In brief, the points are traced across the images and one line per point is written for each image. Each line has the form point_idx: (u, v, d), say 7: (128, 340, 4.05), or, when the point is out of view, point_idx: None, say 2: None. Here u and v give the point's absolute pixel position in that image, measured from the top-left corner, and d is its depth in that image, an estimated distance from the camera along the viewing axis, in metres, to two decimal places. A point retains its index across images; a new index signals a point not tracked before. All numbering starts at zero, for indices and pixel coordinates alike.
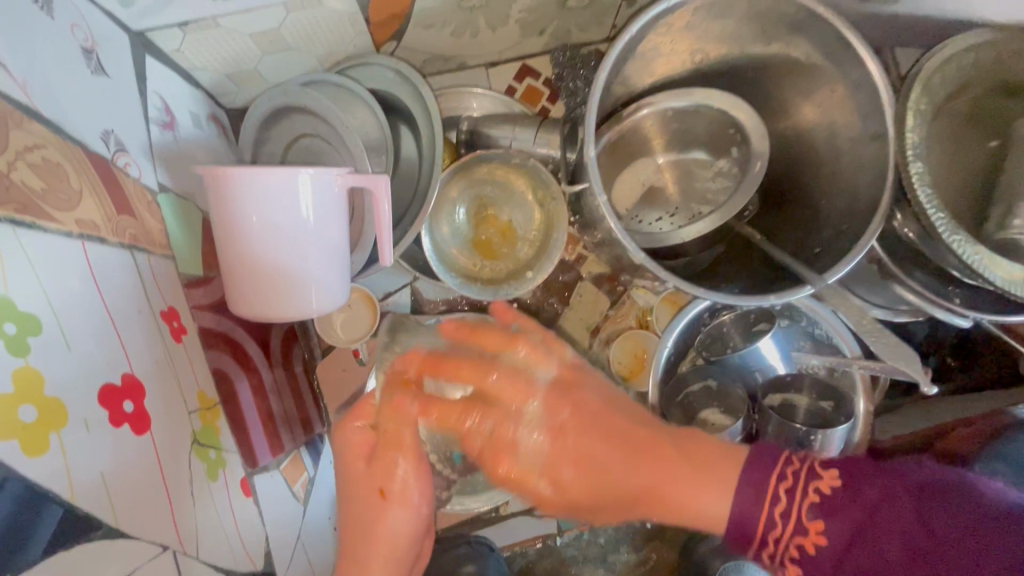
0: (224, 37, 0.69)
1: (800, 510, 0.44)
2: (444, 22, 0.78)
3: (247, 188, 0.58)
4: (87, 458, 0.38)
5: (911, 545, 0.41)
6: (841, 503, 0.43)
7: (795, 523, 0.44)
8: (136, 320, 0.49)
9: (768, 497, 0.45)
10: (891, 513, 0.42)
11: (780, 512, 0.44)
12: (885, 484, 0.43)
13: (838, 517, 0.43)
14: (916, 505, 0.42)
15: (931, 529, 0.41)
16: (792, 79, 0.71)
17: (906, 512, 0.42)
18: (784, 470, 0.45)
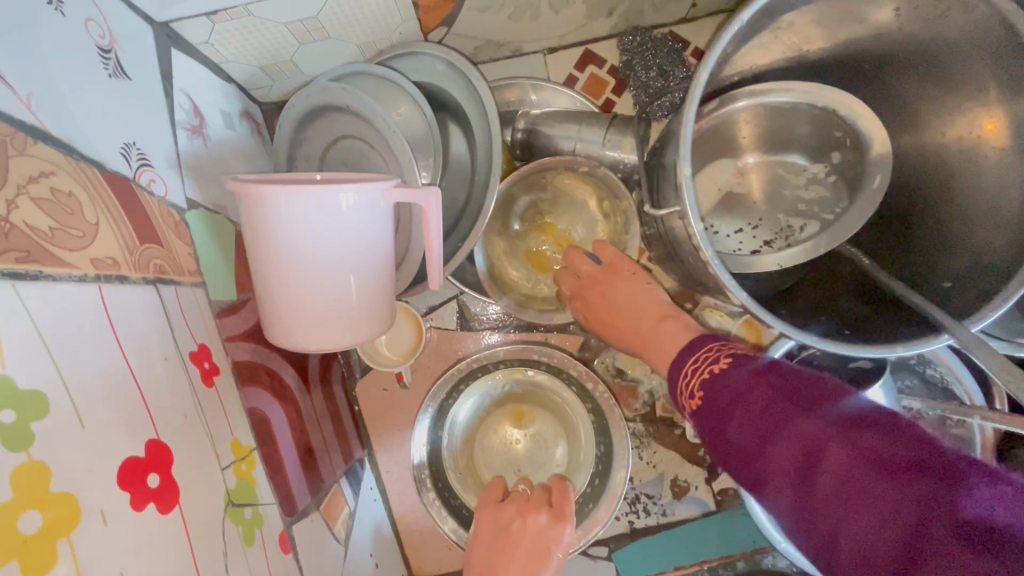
0: (256, 26, 0.62)
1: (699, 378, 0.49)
2: (501, 4, 0.67)
3: (284, 208, 0.50)
4: (103, 560, 0.32)
5: (780, 427, 0.41)
6: (736, 385, 0.46)
7: (688, 389, 0.50)
8: (162, 370, 0.43)
9: (686, 367, 0.51)
10: (777, 399, 0.42)
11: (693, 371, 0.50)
12: (796, 383, 0.43)
13: (719, 390, 0.47)
14: (808, 406, 0.41)
15: (800, 427, 0.40)
16: (925, 73, 0.58)
17: (794, 414, 0.41)
18: (703, 349, 0.51)
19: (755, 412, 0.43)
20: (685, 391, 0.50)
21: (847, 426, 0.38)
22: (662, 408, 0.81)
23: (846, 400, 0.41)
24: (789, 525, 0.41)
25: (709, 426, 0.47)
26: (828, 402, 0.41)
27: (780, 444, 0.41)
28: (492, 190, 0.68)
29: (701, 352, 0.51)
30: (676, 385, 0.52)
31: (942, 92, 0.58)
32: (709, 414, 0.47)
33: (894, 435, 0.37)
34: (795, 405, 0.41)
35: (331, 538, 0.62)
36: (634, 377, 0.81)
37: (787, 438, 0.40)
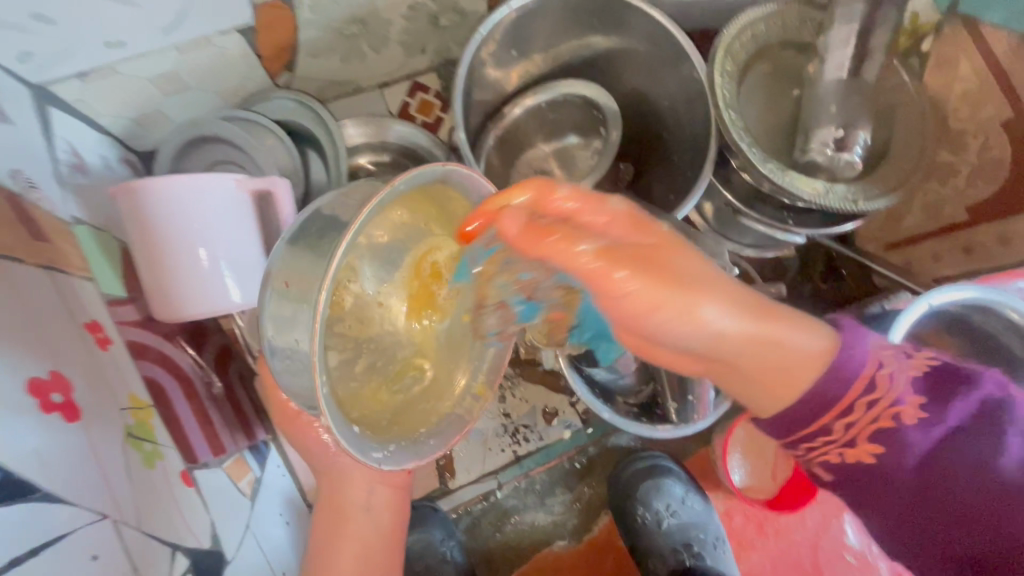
0: (125, 82, 0.76)
1: (874, 406, 0.47)
2: (329, 49, 0.88)
3: (163, 198, 0.67)
4: (19, 435, 0.42)
5: (959, 500, 0.48)
6: (929, 418, 0.47)
7: (847, 432, 0.48)
8: (59, 329, 0.54)
9: (821, 417, 0.48)
10: (986, 454, 0.47)
11: (873, 400, 0.47)
12: (936, 443, 0.48)
13: (905, 441, 0.47)
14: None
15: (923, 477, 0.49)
16: (631, 62, 0.83)
17: (956, 461, 0.48)
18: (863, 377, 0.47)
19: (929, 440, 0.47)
20: (851, 429, 0.48)
21: (938, 451, 0.48)
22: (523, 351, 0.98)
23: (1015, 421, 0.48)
24: (938, 555, 0.50)
25: (916, 438, 0.47)
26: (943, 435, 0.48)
27: (949, 526, 0.48)
28: None
29: (849, 379, 0.46)
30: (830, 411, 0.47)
31: (642, 73, 0.83)
32: (896, 503, 0.50)
33: None
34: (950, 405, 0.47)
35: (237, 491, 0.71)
36: None
37: (930, 489, 0.48)
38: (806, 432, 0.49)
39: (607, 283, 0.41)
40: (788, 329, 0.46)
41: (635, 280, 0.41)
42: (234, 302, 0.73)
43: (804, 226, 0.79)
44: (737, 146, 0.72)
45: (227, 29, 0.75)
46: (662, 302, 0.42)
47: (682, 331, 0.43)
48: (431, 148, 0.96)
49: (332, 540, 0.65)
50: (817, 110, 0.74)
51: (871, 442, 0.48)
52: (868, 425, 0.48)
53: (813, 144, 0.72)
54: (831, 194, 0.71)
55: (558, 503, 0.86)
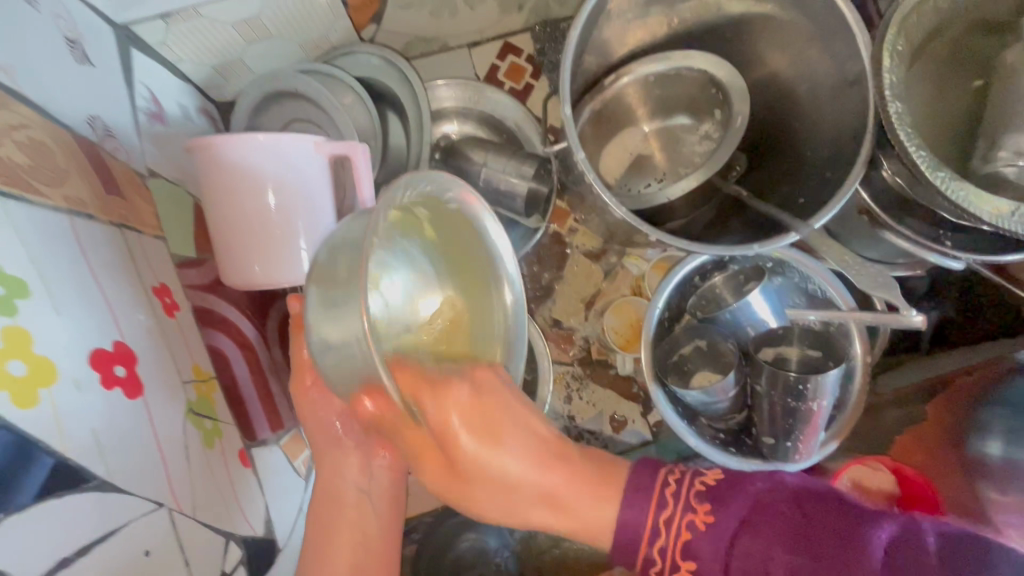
0: (206, 27, 0.71)
1: (686, 507, 0.45)
2: (421, 1, 0.79)
3: (234, 156, 0.61)
4: (78, 415, 0.39)
5: (784, 537, 0.41)
6: (726, 496, 0.44)
7: (684, 509, 0.45)
8: (125, 291, 0.50)
9: (654, 500, 0.46)
10: (765, 516, 0.42)
11: (667, 515, 0.45)
12: (767, 485, 0.44)
13: (733, 498, 0.44)
14: (797, 517, 0.42)
15: (793, 523, 0.41)
16: (770, 35, 0.71)
17: (771, 506, 0.43)
18: (667, 474, 0.47)
19: (754, 513, 0.43)
20: (673, 522, 0.44)
21: (804, 494, 0.43)
22: (597, 351, 0.89)
23: (813, 490, 0.44)
24: None
25: (710, 550, 0.43)
26: (892, 526, 0.40)
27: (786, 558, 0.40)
28: (424, 162, 0.78)
29: (655, 487, 0.46)
30: (650, 531, 0.45)
31: (787, 54, 0.71)
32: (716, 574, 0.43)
33: (839, 509, 0.42)
34: (746, 485, 0.45)
35: (292, 470, 0.69)
36: (570, 326, 0.89)
37: (773, 539, 0.41)
38: None
39: (434, 384, 0.42)
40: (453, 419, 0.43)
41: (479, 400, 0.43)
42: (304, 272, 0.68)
43: (965, 250, 0.65)
44: (904, 148, 0.58)
45: None
46: (500, 442, 0.44)
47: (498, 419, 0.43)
48: (522, 125, 0.87)
49: (326, 536, 0.55)
50: (1008, 111, 0.59)
51: (681, 555, 0.44)
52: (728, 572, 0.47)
53: (1002, 151, 0.59)
54: (1017, 217, 0.57)
55: None
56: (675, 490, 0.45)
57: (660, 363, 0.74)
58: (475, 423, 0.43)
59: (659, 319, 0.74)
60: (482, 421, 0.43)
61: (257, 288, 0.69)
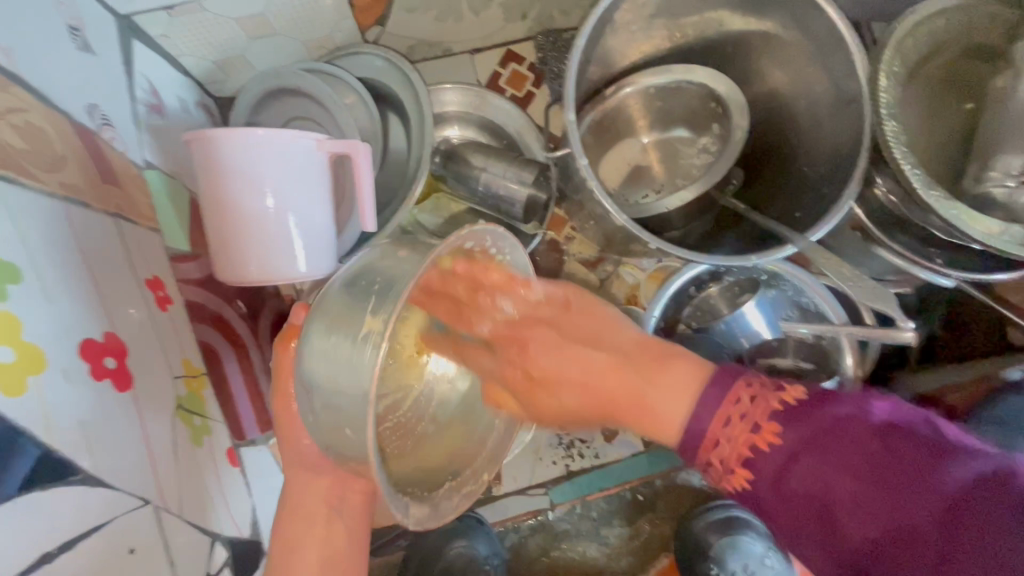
0: (209, 22, 0.71)
1: (745, 415, 0.44)
2: (426, 5, 0.79)
3: (234, 150, 0.60)
4: (66, 405, 0.38)
5: (851, 464, 0.40)
6: (805, 414, 0.42)
7: (750, 426, 0.43)
8: (118, 281, 0.49)
9: (730, 399, 0.45)
10: (842, 429, 0.41)
11: (726, 418, 0.44)
12: (851, 412, 0.42)
13: (796, 421, 0.42)
14: (883, 443, 0.40)
15: (869, 452, 0.40)
16: (769, 52, 0.72)
17: (850, 423, 0.41)
18: (748, 387, 0.44)
19: (827, 433, 0.41)
20: (739, 435, 0.43)
21: (888, 432, 0.40)
22: None
23: (906, 422, 0.41)
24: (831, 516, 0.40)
25: (773, 460, 0.42)
26: (982, 463, 0.38)
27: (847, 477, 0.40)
28: (424, 165, 0.78)
29: (742, 389, 0.45)
30: (711, 441, 0.45)
31: (786, 71, 0.72)
32: (772, 466, 0.42)
33: (926, 443, 0.39)
34: (825, 406, 0.42)
35: (279, 473, 0.68)
36: None
37: (839, 466, 0.40)
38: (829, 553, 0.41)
39: None
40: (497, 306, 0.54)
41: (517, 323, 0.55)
42: (299, 270, 0.67)
43: (955, 268, 0.67)
44: (899, 166, 0.59)
45: None
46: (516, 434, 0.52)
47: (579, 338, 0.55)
48: (522, 131, 0.87)
49: (294, 546, 0.53)
50: (999, 133, 0.61)
51: (741, 463, 0.43)
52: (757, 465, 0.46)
53: (993, 173, 0.61)
54: (1006, 237, 0.58)
55: (613, 535, 0.84)
56: (756, 397, 0.44)
57: None
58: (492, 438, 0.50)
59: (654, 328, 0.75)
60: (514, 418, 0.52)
61: (250, 285, 0.68)
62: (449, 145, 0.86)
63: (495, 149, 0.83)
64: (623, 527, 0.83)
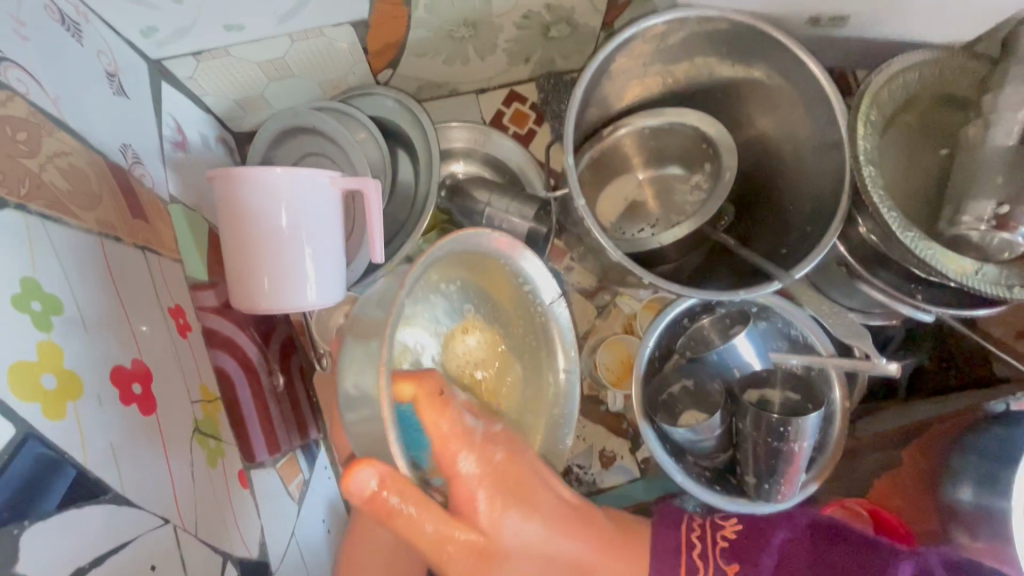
0: (233, 65, 0.76)
1: (716, 545, 0.61)
2: (435, 51, 0.85)
3: (255, 187, 0.64)
4: (97, 428, 0.41)
5: (805, 559, 0.59)
6: (752, 555, 0.60)
7: (713, 567, 0.60)
8: (145, 311, 0.53)
9: (683, 566, 0.60)
10: (797, 533, 0.61)
11: (695, 555, 0.61)
12: (790, 535, 0.61)
13: (764, 545, 0.61)
14: (812, 541, 0.60)
15: (817, 552, 0.59)
16: (756, 98, 0.77)
17: (798, 547, 0.60)
18: (693, 522, 0.63)
19: (784, 556, 0.60)
20: (706, 557, 0.60)
21: (817, 537, 0.61)
22: (589, 387, 0.91)
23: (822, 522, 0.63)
24: None
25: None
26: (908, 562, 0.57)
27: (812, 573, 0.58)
28: (432, 199, 0.83)
29: (681, 546, 0.61)
30: None
31: (773, 116, 0.77)
32: None
33: (864, 543, 0.59)
34: (771, 540, 0.61)
35: (286, 494, 0.70)
36: None
37: (795, 560, 0.59)
38: None
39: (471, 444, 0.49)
40: (479, 509, 0.48)
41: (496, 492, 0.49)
42: (310, 298, 0.70)
43: (935, 304, 0.70)
44: (877, 210, 0.63)
45: (339, 21, 0.73)
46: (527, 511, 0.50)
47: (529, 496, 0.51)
48: (524, 167, 0.92)
49: None
50: (970, 179, 0.65)
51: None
52: (719, 536, 0.62)
53: (966, 216, 0.64)
54: (980, 276, 0.62)
55: None
56: (700, 535, 0.62)
57: (649, 400, 0.77)
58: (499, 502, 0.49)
59: (650, 357, 0.78)
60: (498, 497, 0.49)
61: (262, 311, 0.71)
62: (455, 179, 0.90)
63: (497, 184, 0.88)
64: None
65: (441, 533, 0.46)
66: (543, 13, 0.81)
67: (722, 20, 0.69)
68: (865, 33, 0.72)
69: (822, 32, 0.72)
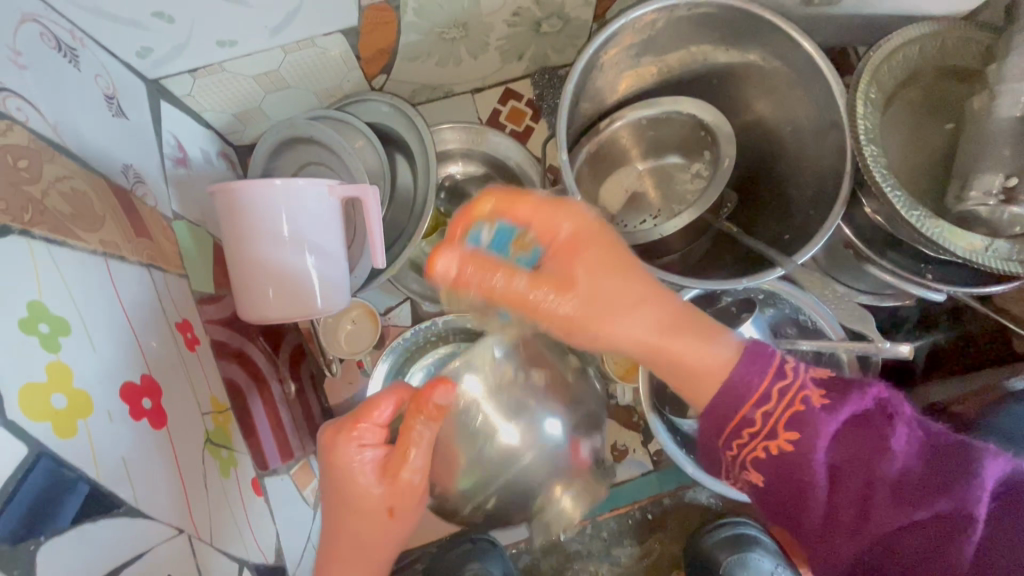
0: (229, 80, 0.77)
1: (804, 390, 0.51)
2: (428, 53, 0.85)
3: (253, 199, 0.65)
4: (109, 444, 0.42)
5: (904, 464, 0.50)
6: (833, 408, 0.51)
7: (787, 405, 0.51)
8: (152, 327, 0.54)
9: (755, 395, 0.51)
10: (878, 424, 0.51)
11: (782, 386, 0.51)
12: (882, 401, 0.52)
13: (840, 401, 0.51)
14: (914, 437, 0.51)
15: (920, 454, 0.51)
16: (753, 81, 0.76)
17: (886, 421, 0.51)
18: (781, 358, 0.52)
19: (862, 429, 0.51)
20: (789, 390, 0.51)
21: (896, 423, 0.51)
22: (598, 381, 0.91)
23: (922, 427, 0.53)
24: (866, 521, 0.50)
25: (823, 445, 0.51)
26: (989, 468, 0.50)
27: (890, 472, 0.50)
28: (430, 202, 0.83)
29: (773, 364, 0.52)
30: (756, 397, 0.51)
31: (770, 100, 0.76)
32: (811, 451, 0.51)
33: (955, 447, 0.51)
34: (842, 405, 0.51)
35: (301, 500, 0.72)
36: None
37: (869, 462, 0.50)
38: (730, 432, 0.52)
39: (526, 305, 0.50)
40: (538, 294, 0.49)
41: (575, 236, 0.51)
42: (315, 307, 0.71)
43: (946, 282, 0.68)
44: (880, 189, 0.62)
45: (330, 30, 0.73)
46: (574, 286, 0.49)
47: (626, 292, 0.50)
48: (523, 164, 0.92)
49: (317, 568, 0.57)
50: (977, 153, 0.63)
51: (784, 431, 0.51)
52: (818, 374, 0.53)
53: (973, 192, 0.63)
54: (991, 253, 0.60)
55: (626, 555, 0.87)
56: (789, 374, 0.52)
57: (658, 394, 0.77)
58: (581, 258, 0.50)
59: None
60: (596, 265, 0.50)
61: (268, 322, 0.72)
62: (454, 180, 0.90)
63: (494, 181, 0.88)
64: (634, 547, 0.87)
65: (511, 292, 0.49)
66: (533, 9, 0.81)
67: (714, 5, 0.68)
68: (861, 8, 0.70)
69: (818, 10, 0.71)
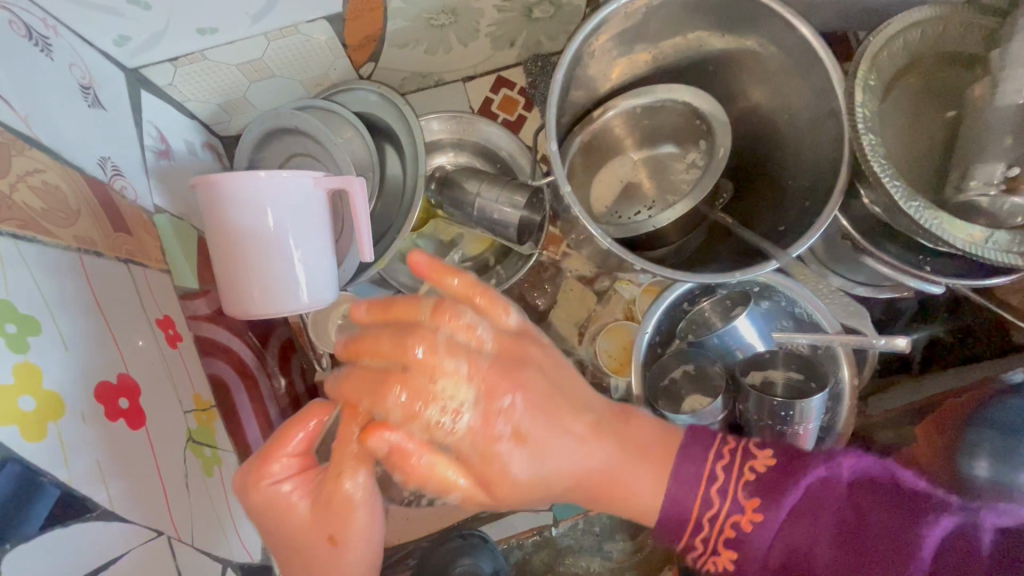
0: (212, 70, 0.75)
1: (741, 461, 0.54)
2: (416, 41, 0.83)
3: (235, 192, 0.64)
4: (82, 447, 0.41)
5: (841, 520, 0.50)
6: (777, 489, 0.52)
7: (732, 505, 0.52)
8: (130, 324, 0.53)
9: (707, 470, 0.54)
10: (823, 496, 0.51)
11: (722, 465, 0.54)
12: (823, 469, 0.52)
13: (785, 481, 0.52)
14: (853, 498, 0.51)
15: (860, 509, 0.50)
16: (749, 67, 0.74)
17: (828, 486, 0.51)
18: (722, 447, 0.55)
19: (811, 502, 0.51)
20: (725, 490, 0.53)
21: (858, 487, 0.51)
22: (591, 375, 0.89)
23: (871, 478, 0.52)
24: None
25: (772, 521, 0.51)
26: (951, 521, 0.49)
27: (832, 536, 0.49)
28: (419, 193, 0.81)
29: (709, 454, 0.55)
30: (707, 481, 0.54)
31: (767, 87, 0.74)
32: (760, 546, 0.51)
33: (904, 503, 0.50)
34: (804, 470, 0.52)
35: None
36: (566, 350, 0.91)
37: (825, 528, 0.50)
38: (689, 535, 0.54)
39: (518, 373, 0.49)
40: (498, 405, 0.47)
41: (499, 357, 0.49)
42: (301, 302, 0.70)
43: (944, 274, 0.67)
44: (878, 179, 0.60)
45: (314, 17, 0.71)
46: (550, 435, 0.50)
47: (587, 416, 0.53)
48: (514, 155, 0.90)
49: None
50: (979, 142, 0.62)
51: (729, 540, 0.52)
52: (738, 451, 0.55)
53: (973, 182, 0.61)
54: (991, 245, 0.59)
55: (618, 550, 0.86)
56: (731, 449, 0.55)
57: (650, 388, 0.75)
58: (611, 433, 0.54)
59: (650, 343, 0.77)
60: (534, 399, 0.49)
61: (254, 318, 0.71)
62: (444, 171, 0.88)
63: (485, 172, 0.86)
64: (626, 542, 0.86)
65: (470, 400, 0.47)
66: None
67: None
68: None
69: None
